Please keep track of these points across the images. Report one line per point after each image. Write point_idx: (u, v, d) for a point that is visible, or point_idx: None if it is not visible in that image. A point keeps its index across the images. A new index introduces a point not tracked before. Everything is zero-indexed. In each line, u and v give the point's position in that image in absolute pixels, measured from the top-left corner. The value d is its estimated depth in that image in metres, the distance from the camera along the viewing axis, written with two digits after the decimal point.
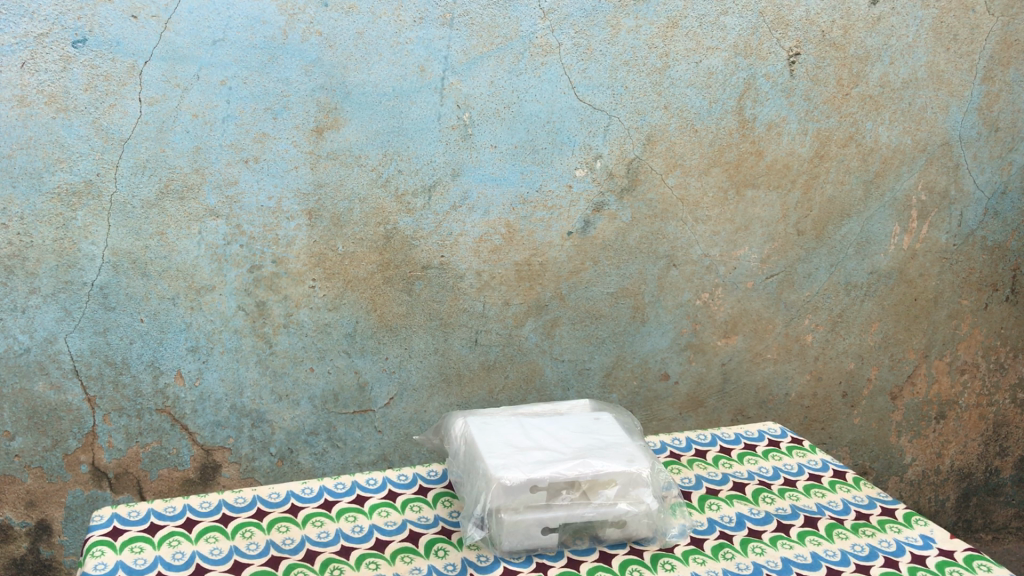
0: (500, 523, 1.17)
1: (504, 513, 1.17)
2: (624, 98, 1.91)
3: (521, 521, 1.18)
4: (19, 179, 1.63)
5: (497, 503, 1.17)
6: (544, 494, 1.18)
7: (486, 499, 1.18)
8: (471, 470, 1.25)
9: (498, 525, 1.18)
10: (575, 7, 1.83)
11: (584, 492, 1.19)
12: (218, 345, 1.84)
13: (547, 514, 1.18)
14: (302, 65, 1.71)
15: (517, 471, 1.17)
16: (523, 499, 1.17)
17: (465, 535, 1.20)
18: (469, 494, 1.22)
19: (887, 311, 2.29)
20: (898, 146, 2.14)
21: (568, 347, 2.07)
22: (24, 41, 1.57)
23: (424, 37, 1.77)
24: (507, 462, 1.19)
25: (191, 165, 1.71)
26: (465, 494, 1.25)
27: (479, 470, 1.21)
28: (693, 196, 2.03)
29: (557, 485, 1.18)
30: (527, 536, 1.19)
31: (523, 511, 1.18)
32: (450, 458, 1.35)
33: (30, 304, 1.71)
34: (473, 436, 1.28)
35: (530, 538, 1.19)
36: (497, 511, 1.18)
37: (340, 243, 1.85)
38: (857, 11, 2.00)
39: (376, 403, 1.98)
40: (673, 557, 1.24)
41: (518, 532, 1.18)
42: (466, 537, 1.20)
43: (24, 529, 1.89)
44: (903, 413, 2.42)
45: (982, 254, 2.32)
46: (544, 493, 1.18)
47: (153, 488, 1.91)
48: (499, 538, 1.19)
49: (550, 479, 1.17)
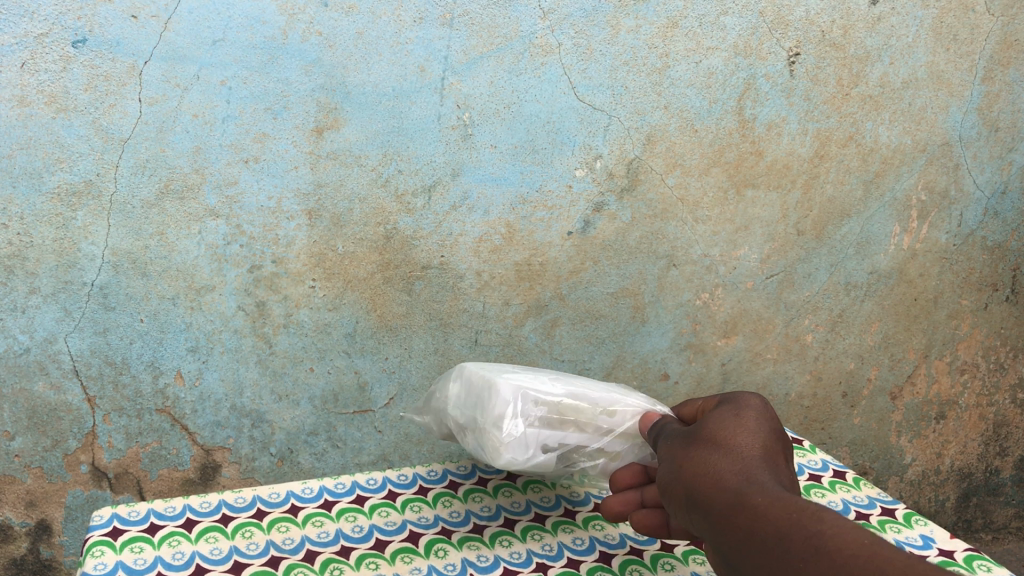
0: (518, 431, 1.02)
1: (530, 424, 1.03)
2: (624, 98, 1.91)
3: (525, 437, 1.03)
4: (20, 179, 1.63)
5: (504, 414, 1.03)
6: (565, 410, 1.05)
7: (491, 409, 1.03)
8: (474, 396, 1.09)
9: (498, 441, 1.02)
10: (575, 7, 1.82)
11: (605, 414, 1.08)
12: (218, 345, 1.84)
13: (555, 439, 1.04)
14: (302, 65, 1.71)
15: (530, 388, 1.04)
16: (531, 417, 1.03)
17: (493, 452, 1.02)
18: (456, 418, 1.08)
19: (887, 311, 2.30)
20: (898, 146, 2.15)
21: (568, 347, 2.07)
22: (24, 41, 1.56)
23: (424, 37, 1.76)
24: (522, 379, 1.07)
25: (191, 165, 1.71)
26: (468, 426, 1.09)
27: (491, 388, 1.06)
28: (693, 195, 2.04)
29: (566, 406, 1.05)
30: (528, 458, 1.03)
31: (528, 431, 1.03)
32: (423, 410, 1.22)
33: (30, 304, 1.71)
34: (468, 367, 1.14)
35: (529, 462, 1.03)
36: (501, 425, 1.03)
37: (340, 243, 1.85)
38: (857, 11, 2.00)
39: (376, 403, 1.99)
40: (672, 557, 1.12)
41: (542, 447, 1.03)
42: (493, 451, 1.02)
43: (23, 530, 1.89)
44: (903, 413, 2.43)
45: (982, 254, 2.32)
46: (565, 408, 1.05)
47: (153, 488, 1.92)
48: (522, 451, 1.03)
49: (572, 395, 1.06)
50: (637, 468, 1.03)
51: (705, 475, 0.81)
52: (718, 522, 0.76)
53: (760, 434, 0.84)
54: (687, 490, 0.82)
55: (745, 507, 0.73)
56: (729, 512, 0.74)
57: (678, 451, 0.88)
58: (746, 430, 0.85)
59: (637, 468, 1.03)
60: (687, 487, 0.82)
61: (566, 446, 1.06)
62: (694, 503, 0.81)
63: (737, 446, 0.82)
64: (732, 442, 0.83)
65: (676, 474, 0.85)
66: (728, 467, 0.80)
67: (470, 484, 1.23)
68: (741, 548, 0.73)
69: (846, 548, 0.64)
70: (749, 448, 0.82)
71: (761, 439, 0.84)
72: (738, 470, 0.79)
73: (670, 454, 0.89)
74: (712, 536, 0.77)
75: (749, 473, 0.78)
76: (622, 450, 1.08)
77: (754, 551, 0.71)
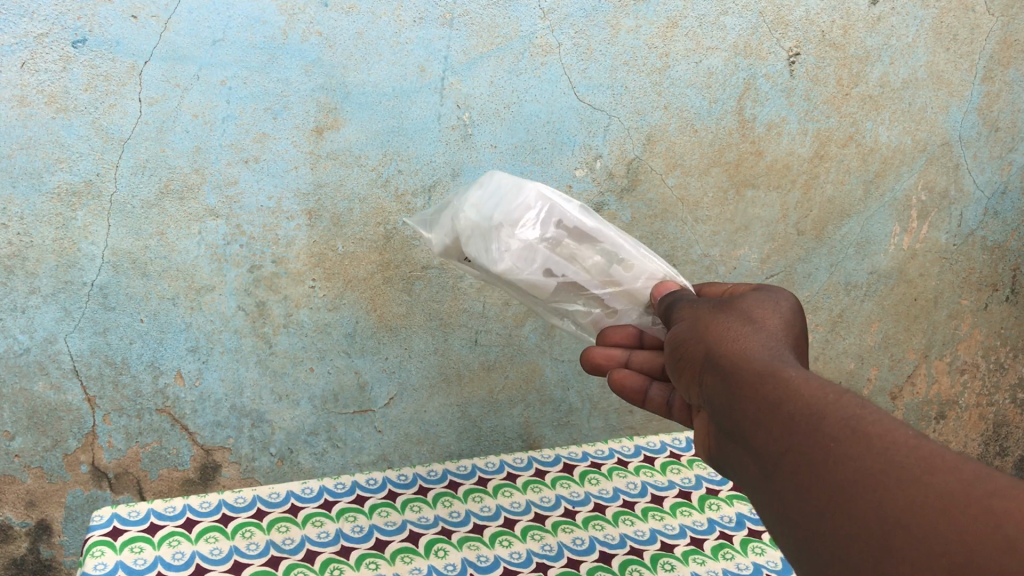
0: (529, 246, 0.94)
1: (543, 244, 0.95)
2: (624, 98, 1.90)
3: (535, 250, 0.94)
4: (19, 179, 1.62)
5: (520, 219, 0.94)
6: (583, 242, 0.97)
7: (509, 210, 0.94)
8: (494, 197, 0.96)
9: (504, 243, 0.93)
10: (575, 7, 1.80)
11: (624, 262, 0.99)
12: (218, 345, 1.84)
13: (561, 265, 0.96)
14: (302, 65, 1.69)
15: (558, 205, 0.96)
16: (548, 232, 0.95)
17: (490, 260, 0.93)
18: (462, 224, 0.95)
19: (887, 311, 2.31)
20: (898, 146, 2.15)
21: (567, 348, 2.11)
22: (24, 41, 1.54)
23: (424, 37, 1.75)
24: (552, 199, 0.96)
25: (191, 165, 1.70)
26: (472, 232, 0.95)
27: (517, 194, 0.95)
28: (693, 196, 2.04)
29: (586, 236, 0.97)
30: (528, 271, 0.95)
31: (540, 245, 0.95)
32: (424, 228, 1.05)
33: (31, 304, 1.71)
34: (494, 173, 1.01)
35: (527, 275, 0.95)
36: (514, 228, 0.94)
37: (340, 243, 1.85)
38: (857, 11, 1.98)
39: (376, 403, 2.02)
40: (672, 557, 1.11)
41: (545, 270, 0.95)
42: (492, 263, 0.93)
43: (24, 529, 1.90)
44: (902, 413, 2.46)
45: (983, 254, 2.33)
46: (584, 241, 0.97)
47: (153, 488, 1.94)
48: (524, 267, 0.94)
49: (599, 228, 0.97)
50: (630, 332, 1.00)
51: (730, 344, 0.71)
52: (735, 386, 0.66)
53: (796, 325, 0.74)
54: (708, 357, 0.72)
55: (776, 376, 0.62)
56: (755, 379, 0.64)
57: (705, 319, 0.77)
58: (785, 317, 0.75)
59: (631, 331, 1.00)
60: (709, 354, 0.72)
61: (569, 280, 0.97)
62: (710, 367, 0.71)
63: (773, 329, 0.72)
64: (767, 322, 0.73)
65: (696, 340, 0.76)
66: (759, 343, 0.69)
67: (471, 484, 1.21)
68: (750, 417, 0.62)
69: (878, 420, 0.55)
70: (786, 334, 0.72)
71: (798, 331, 0.75)
72: (770, 347, 0.69)
73: (693, 322, 0.79)
74: (722, 406, 0.67)
75: (781, 351, 0.68)
76: (621, 309, 1.01)
77: (764, 417, 0.61)
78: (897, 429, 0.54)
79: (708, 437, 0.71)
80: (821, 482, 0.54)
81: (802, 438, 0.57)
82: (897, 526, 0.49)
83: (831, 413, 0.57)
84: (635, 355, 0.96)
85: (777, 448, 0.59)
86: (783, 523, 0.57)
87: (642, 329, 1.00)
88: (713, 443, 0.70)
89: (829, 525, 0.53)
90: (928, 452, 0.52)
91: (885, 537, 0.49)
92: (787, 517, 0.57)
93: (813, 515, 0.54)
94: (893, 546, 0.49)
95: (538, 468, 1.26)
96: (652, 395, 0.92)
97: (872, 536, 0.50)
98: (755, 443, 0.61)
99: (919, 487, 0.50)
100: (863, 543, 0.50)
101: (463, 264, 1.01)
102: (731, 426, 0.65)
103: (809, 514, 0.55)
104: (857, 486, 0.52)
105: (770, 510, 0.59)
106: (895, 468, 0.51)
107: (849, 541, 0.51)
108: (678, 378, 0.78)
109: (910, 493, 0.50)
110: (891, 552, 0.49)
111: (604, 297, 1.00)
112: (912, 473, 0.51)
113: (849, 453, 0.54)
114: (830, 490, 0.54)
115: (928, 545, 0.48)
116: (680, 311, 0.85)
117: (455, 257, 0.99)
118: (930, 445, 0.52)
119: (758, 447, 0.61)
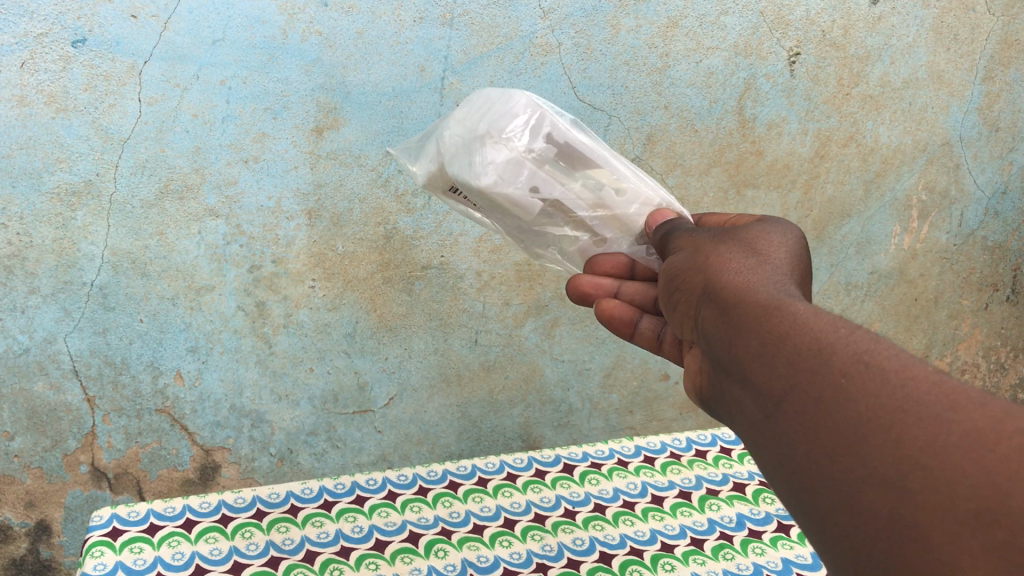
0: (513, 156, 0.85)
1: (528, 157, 0.86)
2: (624, 98, 1.90)
3: (521, 163, 0.85)
4: (19, 179, 1.60)
5: (508, 128, 0.85)
6: (570, 162, 0.89)
7: (495, 119, 0.85)
8: (482, 109, 0.87)
9: (489, 155, 0.84)
10: (575, 7, 1.80)
11: (615, 187, 0.90)
12: (218, 345, 1.84)
13: (551, 183, 0.87)
14: (302, 65, 1.69)
15: (549, 114, 0.87)
16: (538, 145, 0.86)
17: (473, 167, 0.84)
18: (446, 140, 0.87)
19: (887, 311, 2.35)
20: (898, 146, 2.16)
21: (567, 347, 2.12)
22: (24, 41, 1.52)
23: (424, 37, 1.74)
24: (542, 111, 0.87)
25: (190, 165, 1.69)
26: (452, 145, 0.86)
27: (505, 106, 0.86)
28: (693, 196, 2.05)
29: (576, 153, 0.88)
30: (514, 187, 0.85)
31: (526, 159, 0.86)
32: (407, 158, 0.97)
33: (30, 304, 1.70)
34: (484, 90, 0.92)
35: (513, 193, 0.85)
36: (501, 139, 0.85)
37: (340, 243, 1.85)
38: (857, 11, 1.98)
39: (376, 403, 2.02)
40: (672, 557, 1.11)
41: (531, 186, 0.86)
42: (475, 174, 0.84)
43: (23, 530, 1.90)
44: None
45: (982, 254, 2.37)
46: (572, 161, 0.89)
47: (153, 488, 1.94)
48: (506, 180, 0.85)
49: (589, 145, 0.89)
50: (622, 261, 0.94)
51: (729, 278, 0.63)
52: (735, 320, 0.59)
53: (802, 259, 0.67)
54: (705, 290, 0.65)
55: (782, 308, 0.55)
56: (761, 312, 0.56)
57: (704, 251, 0.70)
58: (785, 246, 0.68)
59: (623, 260, 0.94)
60: (707, 286, 0.65)
61: (556, 202, 0.88)
62: (710, 299, 0.64)
63: (777, 261, 0.65)
64: (772, 255, 0.66)
65: (696, 270, 0.68)
66: (762, 275, 0.62)
67: (471, 484, 1.21)
68: (751, 349, 0.56)
69: (893, 354, 0.49)
70: (791, 267, 0.65)
71: (804, 266, 0.67)
72: (774, 279, 0.62)
73: (692, 254, 0.71)
74: (722, 341, 0.60)
75: (786, 283, 0.61)
76: (610, 237, 0.93)
77: (765, 353, 0.54)
78: (915, 364, 0.48)
79: (703, 374, 0.64)
80: (828, 423, 0.48)
81: (808, 374, 0.50)
82: (916, 467, 0.43)
83: (843, 347, 0.50)
84: (626, 286, 0.94)
85: (778, 386, 0.52)
86: (782, 471, 0.51)
87: (634, 259, 0.94)
88: (707, 382, 0.63)
89: (836, 468, 0.47)
90: (952, 388, 0.46)
91: (900, 480, 0.44)
92: (786, 463, 0.50)
93: (818, 460, 0.48)
94: (911, 490, 0.43)
95: (538, 468, 1.26)
96: (641, 328, 0.91)
97: (884, 482, 0.44)
98: (753, 382, 0.55)
99: (941, 424, 0.44)
100: (875, 488, 0.44)
101: (449, 194, 0.92)
102: (728, 365, 0.58)
103: (812, 458, 0.48)
104: (869, 427, 0.46)
105: (764, 455, 0.53)
106: (914, 405, 0.45)
107: (859, 487, 0.45)
108: (674, 312, 0.72)
109: (932, 431, 0.44)
110: (908, 497, 0.43)
111: (592, 222, 0.91)
112: (932, 410, 0.45)
113: (862, 390, 0.47)
114: (837, 432, 0.47)
115: (950, 488, 0.42)
116: (676, 244, 0.77)
117: (438, 185, 0.91)
118: (952, 380, 0.47)
119: (755, 386, 0.54)
